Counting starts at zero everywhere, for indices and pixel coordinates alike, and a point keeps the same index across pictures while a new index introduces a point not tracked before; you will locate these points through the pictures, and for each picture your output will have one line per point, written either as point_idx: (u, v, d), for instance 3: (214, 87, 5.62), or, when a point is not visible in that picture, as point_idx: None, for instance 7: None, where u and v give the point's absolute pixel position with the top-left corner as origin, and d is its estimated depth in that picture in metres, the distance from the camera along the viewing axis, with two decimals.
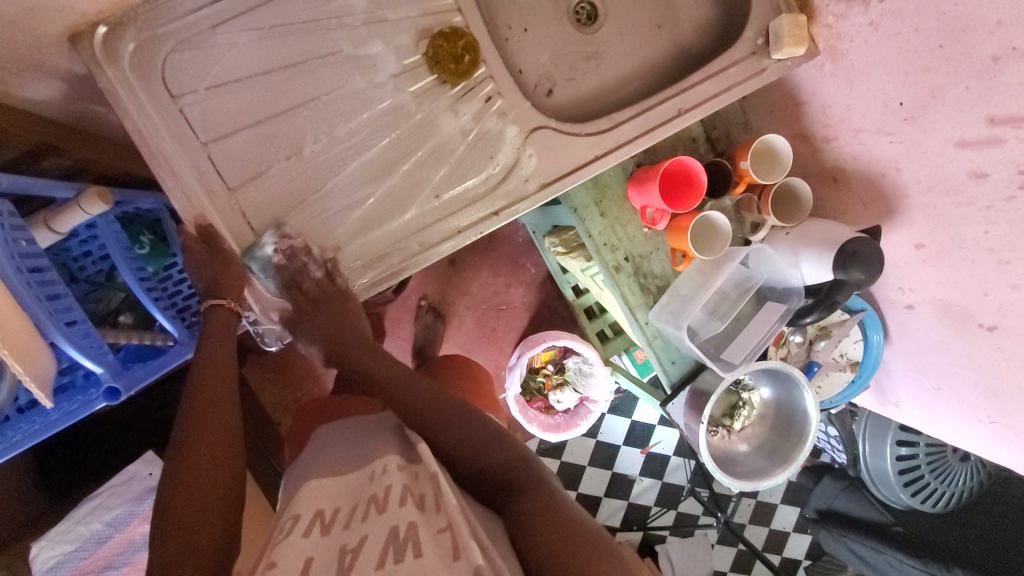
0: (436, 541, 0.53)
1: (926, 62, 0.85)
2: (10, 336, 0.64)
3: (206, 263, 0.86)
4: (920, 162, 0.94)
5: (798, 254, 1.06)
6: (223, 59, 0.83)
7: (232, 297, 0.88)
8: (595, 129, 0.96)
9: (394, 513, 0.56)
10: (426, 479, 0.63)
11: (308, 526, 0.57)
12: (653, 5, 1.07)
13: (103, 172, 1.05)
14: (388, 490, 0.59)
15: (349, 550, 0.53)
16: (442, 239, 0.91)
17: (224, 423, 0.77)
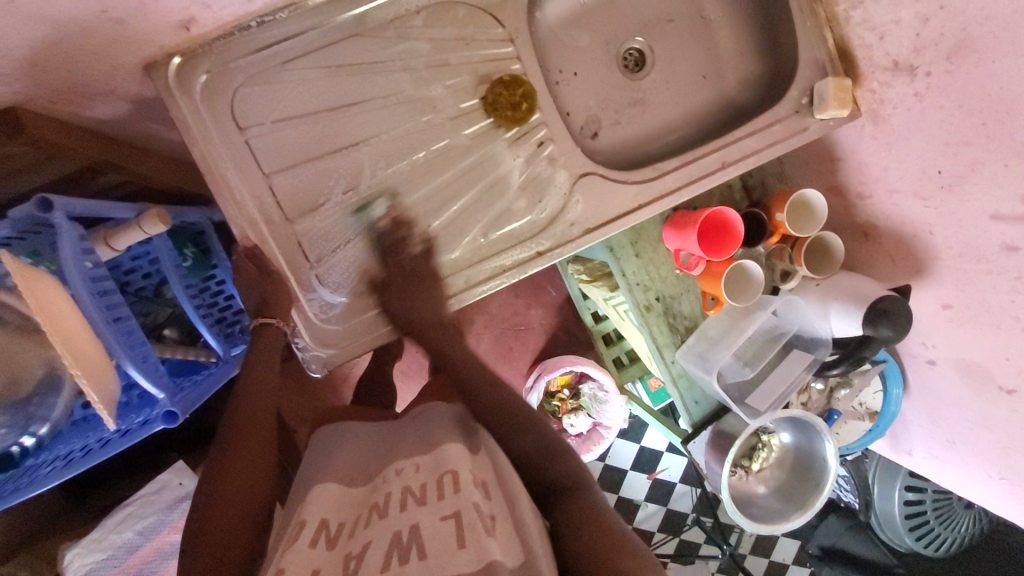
0: (439, 532, 0.55)
1: (968, 137, 0.87)
2: (81, 360, 0.66)
3: (258, 290, 0.88)
4: (954, 229, 0.97)
5: (828, 307, 1.08)
6: (290, 94, 0.86)
7: (282, 317, 0.87)
8: (641, 178, 0.98)
9: (397, 517, 0.58)
10: (432, 473, 0.65)
11: (313, 535, 0.59)
12: (700, 57, 1.10)
13: (155, 184, 1.04)
14: (388, 497, 0.62)
15: (354, 556, 0.55)
16: (487, 278, 0.93)
17: (261, 437, 0.79)
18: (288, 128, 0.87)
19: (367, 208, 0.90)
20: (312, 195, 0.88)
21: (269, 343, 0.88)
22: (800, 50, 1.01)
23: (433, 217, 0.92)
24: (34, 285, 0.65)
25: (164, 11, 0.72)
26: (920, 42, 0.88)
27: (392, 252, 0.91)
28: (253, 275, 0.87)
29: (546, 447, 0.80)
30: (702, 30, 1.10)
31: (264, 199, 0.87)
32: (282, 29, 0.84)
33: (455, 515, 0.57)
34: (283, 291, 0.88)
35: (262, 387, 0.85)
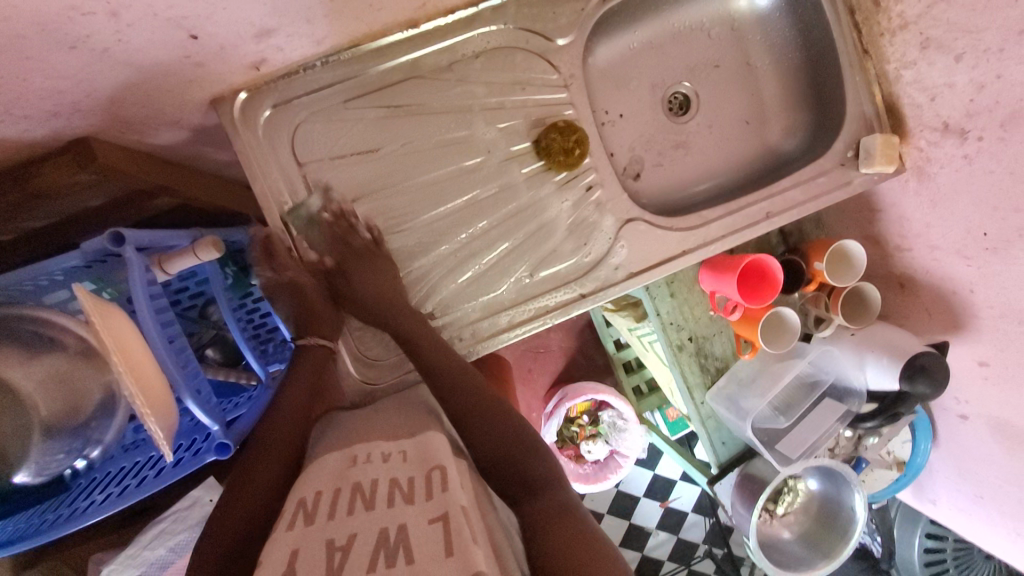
0: (425, 536, 0.56)
1: (1017, 202, 0.87)
2: (146, 397, 0.66)
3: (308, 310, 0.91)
4: (997, 289, 0.97)
5: (863, 358, 1.10)
6: (339, 139, 0.87)
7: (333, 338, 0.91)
8: (684, 226, 0.99)
9: (384, 509, 0.60)
10: (418, 465, 0.67)
11: (292, 518, 0.61)
12: (745, 104, 1.11)
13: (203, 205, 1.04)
14: (375, 487, 0.63)
15: (338, 547, 0.56)
16: (531, 317, 0.94)
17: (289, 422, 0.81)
18: (331, 175, 0.88)
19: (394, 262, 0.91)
20: (343, 239, 0.88)
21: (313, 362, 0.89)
22: (847, 104, 1.01)
23: (478, 262, 0.93)
24: (110, 320, 0.66)
25: (239, 54, 0.73)
26: (973, 107, 0.87)
27: (348, 241, 0.88)
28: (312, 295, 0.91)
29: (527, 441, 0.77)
30: (748, 78, 1.10)
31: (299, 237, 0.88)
32: (343, 71, 0.86)
33: (442, 517, 0.58)
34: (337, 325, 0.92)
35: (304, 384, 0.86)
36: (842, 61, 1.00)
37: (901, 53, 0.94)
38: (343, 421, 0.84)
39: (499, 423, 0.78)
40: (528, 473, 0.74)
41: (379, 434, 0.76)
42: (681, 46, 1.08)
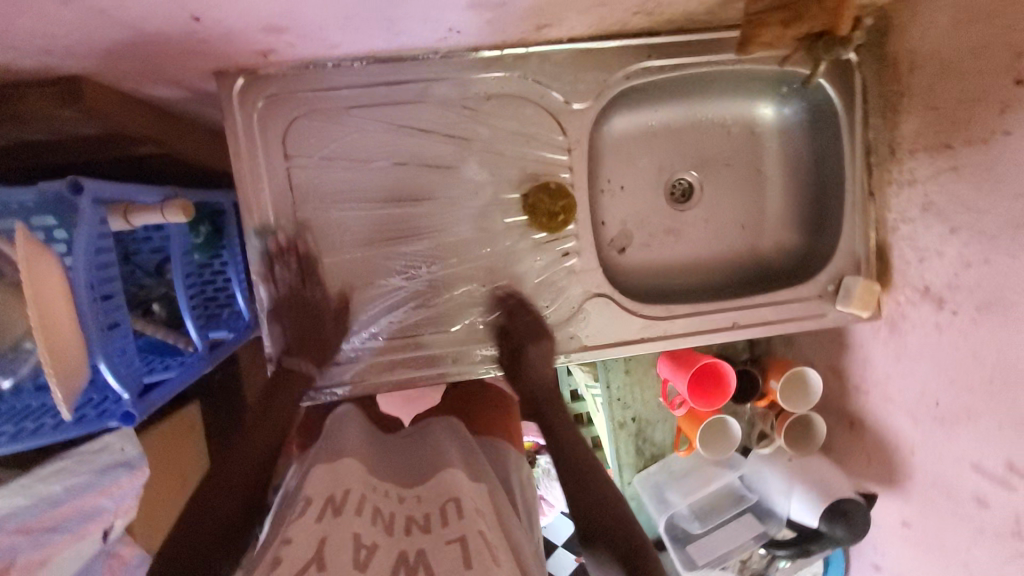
0: (445, 556, 0.60)
1: (973, 384, 0.87)
2: (54, 349, 0.64)
3: (297, 327, 0.88)
4: (935, 459, 0.96)
5: (792, 486, 1.08)
6: (346, 174, 0.88)
7: (311, 356, 0.89)
8: (649, 314, 0.98)
9: (401, 537, 0.63)
10: (435, 500, 0.68)
11: (320, 509, 0.62)
12: (745, 209, 1.10)
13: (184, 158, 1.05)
14: (392, 514, 0.66)
15: (363, 545, 0.60)
16: (476, 364, 0.94)
17: (268, 430, 0.82)
18: (325, 207, 0.89)
19: (347, 272, 0.91)
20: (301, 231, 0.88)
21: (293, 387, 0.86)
22: (840, 240, 1.01)
23: (427, 297, 0.93)
24: (36, 268, 0.63)
25: (247, 41, 0.73)
26: (956, 280, 0.87)
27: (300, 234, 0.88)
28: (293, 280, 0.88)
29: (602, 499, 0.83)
30: (756, 185, 1.10)
31: (271, 256, 0.88)
32: (354, 79, 0.85)
33: (459, 540, 0.61)
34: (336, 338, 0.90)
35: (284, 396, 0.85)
36: (847, 196, 1.00)
37: (903, 207, 0.94)
38: (360, 426, 0.83)
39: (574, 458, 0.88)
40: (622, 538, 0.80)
41: (394, 473, 0.75)
42: (698, 136, 1.08)
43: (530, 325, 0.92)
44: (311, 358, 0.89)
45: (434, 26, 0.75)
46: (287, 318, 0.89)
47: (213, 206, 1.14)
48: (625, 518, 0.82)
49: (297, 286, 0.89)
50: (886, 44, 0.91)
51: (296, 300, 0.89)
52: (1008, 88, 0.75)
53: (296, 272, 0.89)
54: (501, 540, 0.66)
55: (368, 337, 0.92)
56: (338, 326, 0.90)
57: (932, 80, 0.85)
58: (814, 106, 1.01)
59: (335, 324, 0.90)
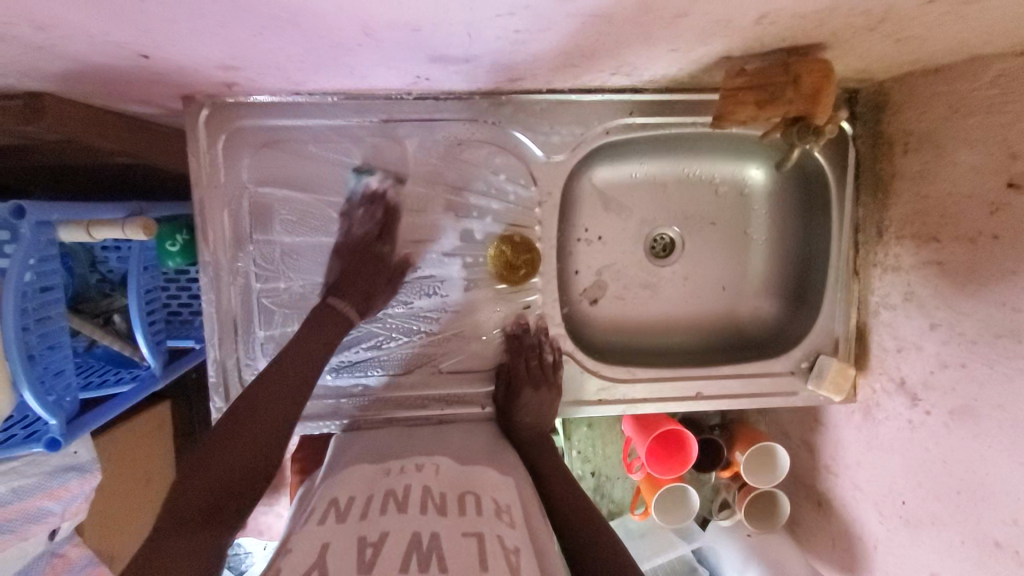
0: (461, 550, 0.58)
1: (939, 492, 0.82)
2: None
3: (342, 267, 0.83)
4: (897, 559, 0.91)
5: (747, 563, 1.05)
6: None
7: (347, 302, 0.81)
8: (608, 375, 0.95)
9: (416, 522, 0.62)
10: (451, 485, 0.70)
11: (322, 514, 0.65)
12: (726, 270, 1.05)
13: (160, 167, 1.03)
14: (408, 495, 0.67)
15: (370, 544, 0.58)
16: (422, 410, 0.91)
17: (262, 428, 0.74)
18: (405, 211, 0.87)
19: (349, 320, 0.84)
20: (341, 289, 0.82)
21: (332, 327, 0.80)
22: (819, 317, 0.96)
23: (381, 341, 0.91)
24: None
25: (204, 75, 0.71)
26: (930, 379, 0.82)
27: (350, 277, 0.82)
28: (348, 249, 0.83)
29: (585, 513, 0.82)
30: (740, 246, 1.05)
31: (362, 199, 0.85)
32: (324, 115, 0.83)
33: (476, 536, 0.60)
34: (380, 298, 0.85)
35: (271, 393, 0.76)
36: (830, 271, 0.95)
37: (885, 292, 0.89)
38: (376, 445, 0.84)
39: (563, 494, 0.85)
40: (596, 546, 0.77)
41: (427, 454, 0.79)
42: (683, 192, 1.03)
43: (534, 371, 0.90)
44: (353, 300, 0.81)
45: (399, 73, 0.72)
46: (349, 258, 0.84)
47: (183, 216, 1.03)
48: (610, 551, 0.76)
49: (371, 237, 0.85)
50: (881, 121, 0.86)
51: (361, 251, 0.84)
52: (998, 188, 0.71)
53: (372, 223, 0.85)
54: (524, 541, 0.64)
55: (357, 351, 0.90)
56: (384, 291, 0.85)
57: (922, 167, 0.81)
58: (804, 174, 0.97)
59: (387, 287, 0.85)
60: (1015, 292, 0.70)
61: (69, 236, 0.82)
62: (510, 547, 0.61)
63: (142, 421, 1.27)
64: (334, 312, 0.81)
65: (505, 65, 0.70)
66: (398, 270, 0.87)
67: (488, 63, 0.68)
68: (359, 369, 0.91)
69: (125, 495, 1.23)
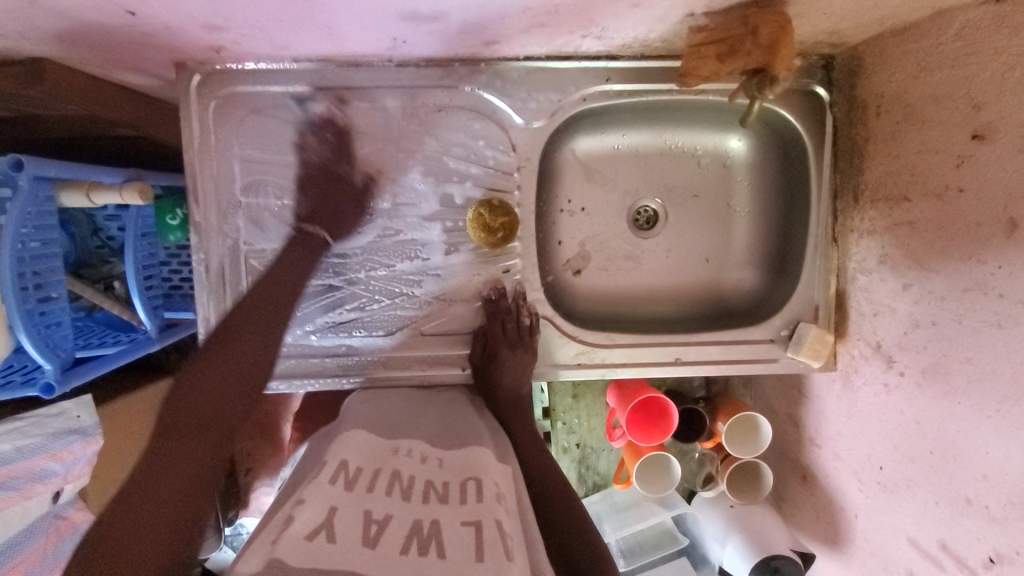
0: (458, 538, 0.58)
1: (914, 453, 0.82)
2: None
3: (313, 200, 0.87)
4: (875, 526, 0.91)
5: (729, 533, 1.05)
6: None
7: (324, 224, 0.87)
8: (587, 340, 0.97)
9: (417, 505, 0.63)
10: (457, 472, 0.70)
11: (333, 475, 0.66)
12: (708, 241, 1.06)
13: (158, 141, 1.08)
14: (412, 479, 0.67)
15: (373, 523, 0.59)
16: (402, 371, 0.94)
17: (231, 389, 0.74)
18: (368, 150, 0.90)
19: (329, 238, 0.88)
20: (307, 212, 0.87)
21: (311, 247, 0.85)
22: (798, 286, 0.97)
23: (365, 303, 0.93)
24: None
25: (191, 37, 0.74)
26: (904, 340, 0.83)
27: (331, 181, 0.88)
28: (319, 184, 0.88)
29: (557, 481, 0.84)
30: (722, 219, 1.05)
31: (308, 126, 0.88)
32: (310, 82, 0.87)
33: (475, 524, 0.61)
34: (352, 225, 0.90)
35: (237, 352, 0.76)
36: (809, 239, 0.95)
37: (861, 257, 0.90)
38: (368, 403, 0.87)
39: (538, 455, 0.87)
40: (569, 519, 0.81)
41: (409, 425, 0.80)
42: (666, 164, 1.05)
43: (510, 333, 0.91)
44: (325, 220, 0.87)
45: (375, 34, 0.75)
46: (316, 189, 0.88)
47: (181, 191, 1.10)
48: (580, 524, 0.81)
49: (330, 161, 0.89)
50: (856, 85, 0.87)
51: (323, 172, 0.88)
52: (964, 141, 0.71)
53: (329, 148, 0.89)
54: (517, 529, 0.65)
55: (342, 313, 0.93)
56: (358, 212, 0.89)
57: (894, 128, 0.82)
58: (784, 143, 0.98)
59: (355, 208, 0.89)
60: (984, 246, 0.70)
61: (70, 201, 0.86)
62: (507, 534, 0.61)
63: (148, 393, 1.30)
64: (312, 237, 0.86)
65: (474, 24, 0.72)
66: (367, 189, 0.90)
67: (459, 22, 0.71)
68: (343, 331, 0.93)
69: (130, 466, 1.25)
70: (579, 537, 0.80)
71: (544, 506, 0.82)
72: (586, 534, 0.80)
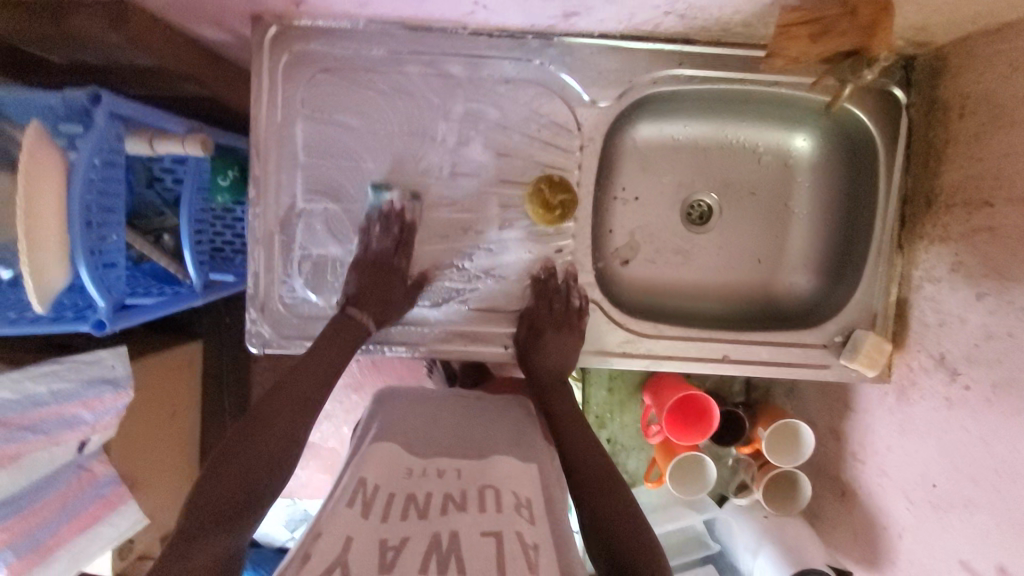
0: (480, 550, 0.57)
1: (975, 473, 0.79)
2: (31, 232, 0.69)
3: (364, 280, 0.86)
4: (922, 548, 0.87)
5: (762, 543, 1.02)
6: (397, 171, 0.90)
7: (367, 314, 0.84)
8: (634, 329, 0.95)
9: (435, 521, 0.61)
10: (472, 482, 0.68)
11: (349, 500, 0.64)
12: (762, 243, 1.04)
13: (221, 100, 1.08)
14: (428, 497, 0.65)
15: (391, 546, 0.57)
16: (445, 344, 0.93)
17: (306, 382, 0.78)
18: (366, 193, 0.90)
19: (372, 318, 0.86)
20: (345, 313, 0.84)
21: (350, 335, 0.83)
22: (856, 292, 0.94)
23: (413, 271, 0.92)
24: (36, 156, 0.69)
25: None
26: (974, 353, 0.79)
27: (391, 277, 0.87)
28: (364, 283, 0.86)
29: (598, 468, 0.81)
30: (779, 219, 1.03)
31: (377, 215, 0.88)
32: (381, 44, 0.86)
33: (496, 534, 0.59)
34: (395, 314, 0.88)
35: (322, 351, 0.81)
36: (872, 243, 0.93)
37: (930, 265, 0.87)
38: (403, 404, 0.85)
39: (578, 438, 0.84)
40: (610, 505, 0.78)
41: (437, 436, 0.77)
42: (725, 158, 1.03)
43: (557, 313, 0.90)
44: (371, 310, 0.85)
45: None
46: (367, 276, 0.86)
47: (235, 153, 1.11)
48: (625, 508, 0.77)
49: (388, 251, 0.87)
50: (938, 87, 0.85)
51: (381, 264, 0.86)
52: None
53: (394, 237, 0.87)
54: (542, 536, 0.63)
55: None
56: (405, 301, 0.88)
57: (978, 130, 0.79)
58: (852, 144, 0.95)
59: (403, 289, 0.88)
60: None
61: (133, 148, 0.86)
62: (530, 543, 0.59)
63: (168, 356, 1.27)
64: (356, 323, 0.84)
65: None
66: (418, 283, 0.90)
67: None
68: None
69: (158, 424, 1.26)
70: (619, 522, 0.76)
71: (584, 490, 0.79)
72: (626, 515, 0.77)
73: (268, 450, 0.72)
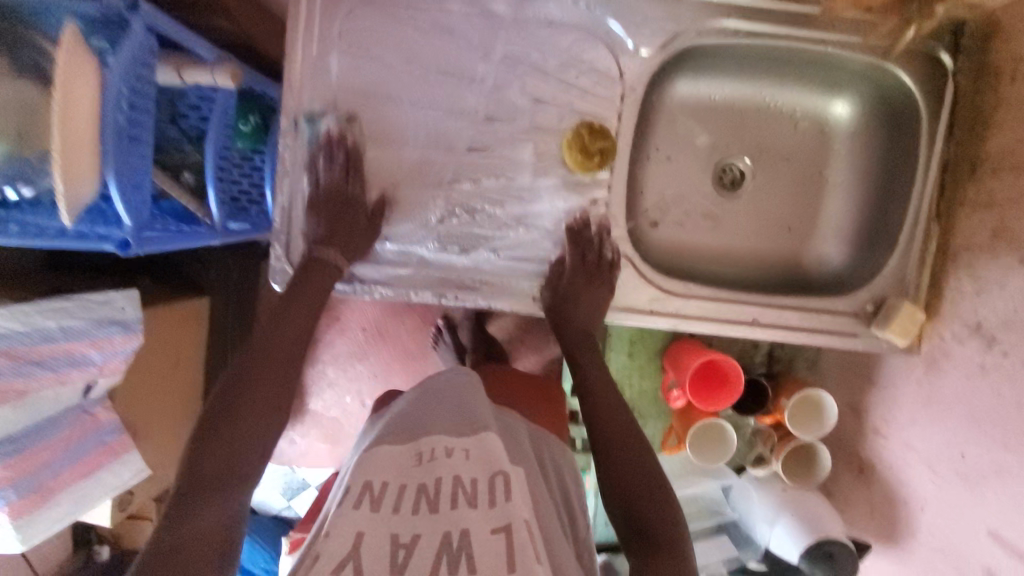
0: (489, 548, 0.56)
1: (1010, 441, 0.78)
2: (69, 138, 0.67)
3: (326, 218, 0.85)
4: (946, 521, 0.86)
5: (778, 514, 1.01)
6: (431, 111, 0.88)
7: (336, 249, 0.84)
8: (663, 286, 0.93)
9: (444, 515, 0.58)
10: (481, 467, 0.63)
11: (357, 498, 0.59)
12: (793, 211, 1.02)
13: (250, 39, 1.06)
14: (437, 486, 0.61)
15: (401, 544, 0.56)
16: (471, 292, 0.91)
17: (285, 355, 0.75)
18: (396, 133, 0.88)
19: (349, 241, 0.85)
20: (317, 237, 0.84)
21: (321, 278, 0.83)
22: (890, 261, 0.93)
23: (442, 215, 0.90)
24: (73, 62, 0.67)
25: None
26: (1014, 319, 0.79)
27: (352, 200, 0.86)
28: (330, 213, 0.85)
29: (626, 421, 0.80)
30: (812, 187, 1.02)
31: (319, 144, 0.87)
32: None
33: (506, 529, 0.57)
34: (368, 243, 0.87)
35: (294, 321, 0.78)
36: (908, 212, 0.91)
37: (971, 233, 0.86)
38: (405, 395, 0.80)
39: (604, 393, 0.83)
40: (637, 471, 0.76)
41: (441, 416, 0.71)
42: (761, 122, 1.01)
43: (588, 264, 0.88)
44: (340, 248, 0.84)
45: None
46: (324, 211, 0.85)
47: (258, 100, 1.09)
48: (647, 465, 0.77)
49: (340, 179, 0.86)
50: (988, 51, 0.84)
51: (336, 195, 0.85)
52: None
53: (342, 166, 0.86)
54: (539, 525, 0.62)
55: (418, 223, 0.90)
56: (372, 235, 0.87)
57: None
58: (892, 111, 0.94)
59: (366, 225, 0.86)
60: None
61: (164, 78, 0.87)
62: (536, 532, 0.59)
63: (177, 307, 1.19)
64: (327, 266, 0.84)
65: None
66: (377, 210, 0.88)
67: None
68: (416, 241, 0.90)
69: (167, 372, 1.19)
70: (645, 483, 0.75)
71: (609, 443, 0.79)
72: (651, 475, 0.76)
73: (248, 433, 0.70)
